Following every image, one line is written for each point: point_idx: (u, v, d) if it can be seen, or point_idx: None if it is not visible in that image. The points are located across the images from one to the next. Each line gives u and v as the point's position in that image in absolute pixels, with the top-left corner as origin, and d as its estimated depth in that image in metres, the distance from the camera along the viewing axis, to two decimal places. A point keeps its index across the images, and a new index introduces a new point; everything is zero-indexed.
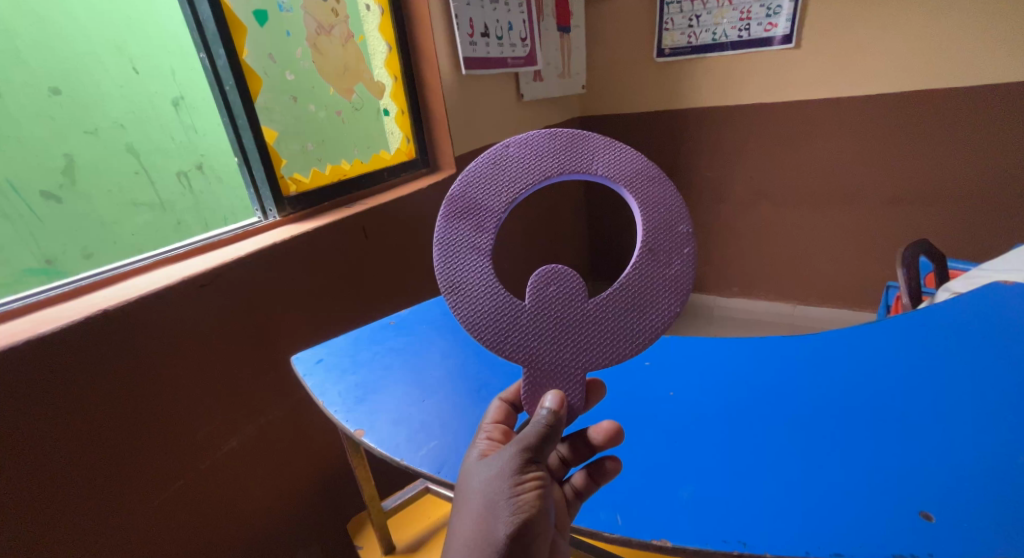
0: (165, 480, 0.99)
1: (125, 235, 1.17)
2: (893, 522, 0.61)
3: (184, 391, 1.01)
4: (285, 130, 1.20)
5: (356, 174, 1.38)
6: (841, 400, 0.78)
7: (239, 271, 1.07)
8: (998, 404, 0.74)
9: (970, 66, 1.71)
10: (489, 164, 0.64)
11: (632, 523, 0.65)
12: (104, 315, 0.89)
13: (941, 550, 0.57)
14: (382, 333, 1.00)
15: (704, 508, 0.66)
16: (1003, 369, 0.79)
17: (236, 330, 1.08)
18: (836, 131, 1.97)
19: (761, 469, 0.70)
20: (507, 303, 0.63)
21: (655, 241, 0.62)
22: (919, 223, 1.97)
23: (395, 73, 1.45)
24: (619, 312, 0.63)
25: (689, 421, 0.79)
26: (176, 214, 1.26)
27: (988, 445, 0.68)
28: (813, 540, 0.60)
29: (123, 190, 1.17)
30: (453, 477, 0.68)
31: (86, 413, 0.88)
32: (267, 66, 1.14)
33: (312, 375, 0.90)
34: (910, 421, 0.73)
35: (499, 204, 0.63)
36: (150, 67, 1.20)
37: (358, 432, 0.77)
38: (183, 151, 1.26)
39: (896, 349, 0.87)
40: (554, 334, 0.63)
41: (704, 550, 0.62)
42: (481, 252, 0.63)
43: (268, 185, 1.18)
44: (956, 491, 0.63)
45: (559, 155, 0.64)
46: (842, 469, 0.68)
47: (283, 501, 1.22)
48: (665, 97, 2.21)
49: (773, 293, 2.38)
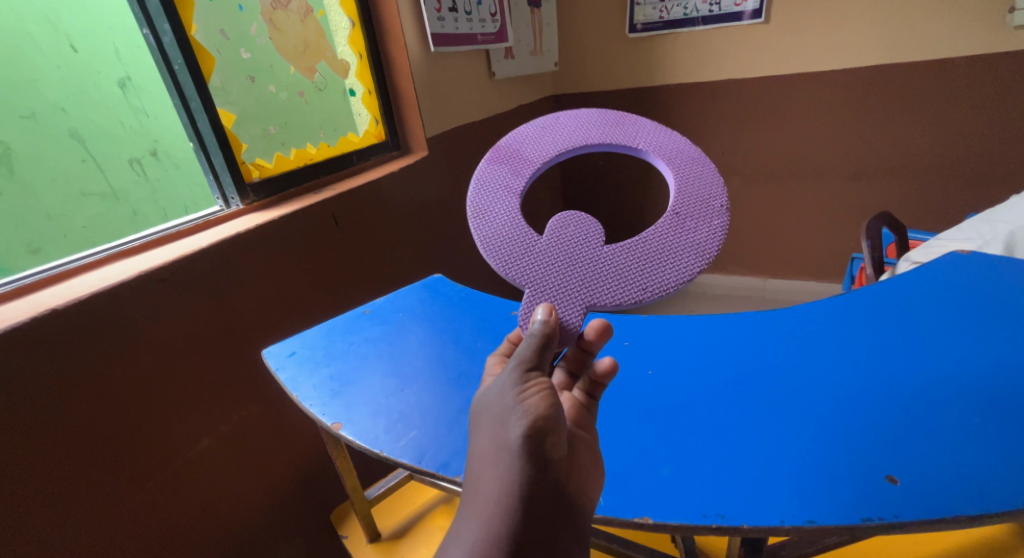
0: (134, 484, 0.94)
1: (75, 227, 1.10)
2: (861, 486, 0.62)
3: (150, 390, 0.95)
4: (243, 112, 1.13)
5: (323, 158, 1.31)
6: (817, 370, 0.79)
7: (200, 263, 1.00)
8: (966, 370, 0.75)
9: (933, 41, 1.73)
10: (540, 128, 0.71)
11: (614, 502, 0.65)
12: (55, 314, 0.83)
13: (907, 513, 0.58)
14: (357, 324, 0.94)
15: (683, 483, 0.66)
16: (968, 338, 0.80)
17: (203, 327, 1.02)
18: (805, 107, 1.98)
19: (739, 442, 0.69)
20: (527, 233, 0.64)
21: (683, 207, 0.64)
22: (883, 197, 2.01)
23: (360, 51, 1.37)
24: (633, 261, 0.62)
25: (666, 396, 0.79)
26: (131, 204, 1.19)
27: (951, 407, 0.69)
28: (787, 506, 0.61)
29: (70, 178, 1.09)
30: (433, 468, 0.64)
31: (41, 421, 0.82)
32: (219, 44, 1.07)
33: (284, 369, 0.84)
34: (879, 389, 0.74)
35: (539, 160, 0.69)
36: (90, 46, 1.11)
37: (335, 426, 0.72)
38: (134, 136, 1.18)
39: (866, 319, 0.88)
40: (566, 268, 0.62)
41: (684, 526, 0.61)
42: (514, 193, 0.68)
43: (228, 171, 1.11)
44: (922, 454, 0.64)
45: (606, 129, 0.70)
46: (817, 438, 0.68)
47: (263, 497, 1.18)
48: (639, 74, 2.18)
49: (744, 267, 2.41)
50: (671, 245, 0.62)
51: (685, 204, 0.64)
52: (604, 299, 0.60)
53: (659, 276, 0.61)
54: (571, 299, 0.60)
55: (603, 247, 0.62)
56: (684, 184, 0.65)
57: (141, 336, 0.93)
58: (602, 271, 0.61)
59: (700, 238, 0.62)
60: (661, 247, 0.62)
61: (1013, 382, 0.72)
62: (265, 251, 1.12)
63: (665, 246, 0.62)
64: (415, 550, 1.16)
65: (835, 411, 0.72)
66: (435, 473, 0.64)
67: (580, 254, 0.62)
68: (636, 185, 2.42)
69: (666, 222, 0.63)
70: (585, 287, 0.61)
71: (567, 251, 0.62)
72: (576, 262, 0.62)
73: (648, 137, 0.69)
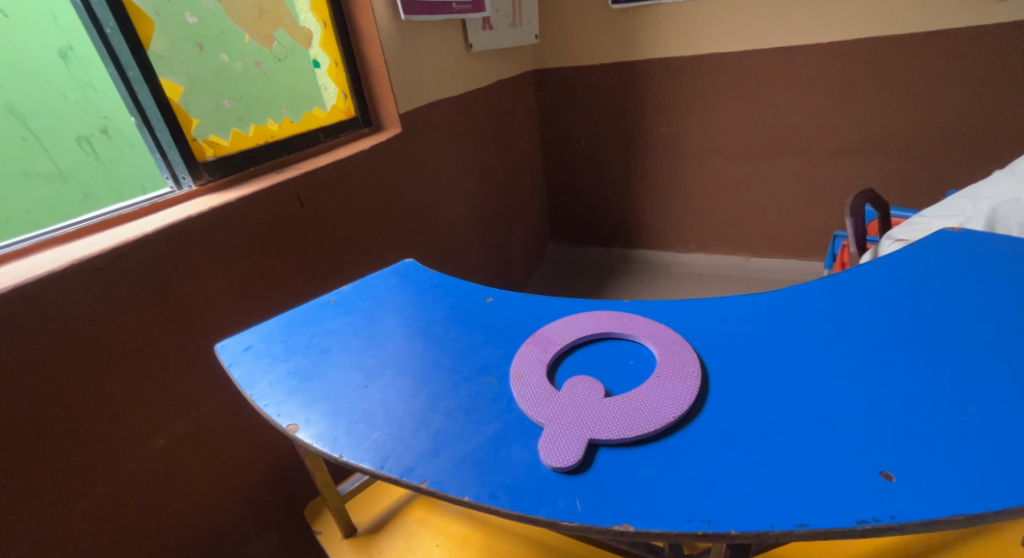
0: (80, 491, 0.85)
1: (19, 211, 1.00)
2: (847, 479, 0.47)
3: (93, 388, 0.86)
4: (191, 84, 1.02)
5: (286, 136, 1.21)
6: (803, 337, 0.65)
7: (143, 249, 0.91)
8: (980, 342, 0.60)
9: (923, 13, 1.68)
10: (565, 320, 0.72)
11: (522, 500, 0.49)
12: None
13: (907, 516, 0.43)
14: (320, 313, 0.82)
15: (623, 478, 0.50)
16: (986, 310, 0.66)
17: (151, 319, 0.93)
18: (793, 82, 1.92)
19: (701, 425, 0.54)
20: (541, 390, 0.60)
21: (664, 370, 0.60)
22: (869, 175, 1.97)
23: (324, 18, 1.26)
24: (626, 410, 0.56)
25: (620, 370, 0.63)
26: (82, 186, 1.08)
27: (962, 388, 0.54)
28: (752, 503, 0.46)
29: (9, 158, 0.99)
30: (398, 474, 0.54)
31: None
32: (159, 5, 0.95)
33: (239, 365, 0.73)
34: (877, 360, 0.60)
35: (562, 338, 0.68)
36: (22, 10, 0.99)
37: (292, 428, 0.61)
38: (81, 111, 1.07)
39: (866, 283, 0.73)
40: (569, 416, 0.56)
41: (616, 530, 0.46)
42: (539, 361, 0.64)
43: (177, 148, 1.00)
44: (928, 442, 0.49)
45: (618, 318, 0.70)
46: (800, 419, 0.53)
47: (231, 499, 1.09)
48: (623, 47, 2.09)
49: (726, 247, 2.37)
50: (650, 401, 0.56)
51: (665, 367, 0.61)
52: (601, 432, 0.53)
53: (650, 419, 0.54)
54: (569, 433, 0.54)
55: (605, 398, 0.57)
56: (669, 352, 0.63)
57: (80, 328, 0.84)
58: (603, 417, 0.55)
59: (678, 395, 0.57)
60: (653, 397, 0.57)
61: None
62: (220, 234, 1.02)
63: (652, 403, 0.56)
64: (394, 546, 1.04)
65: (823, 387, 0.57)
66: (402, 480, 0.53)
67: (588, 403, 0.57)
68: (619, 163, 2.35)
69: (649, 385, 0.59)
70: (586, 425, 0.55)
71: (570, 402, 0.58)
72: (578, 406, 0.57)
73: (647, 325, 0.69)
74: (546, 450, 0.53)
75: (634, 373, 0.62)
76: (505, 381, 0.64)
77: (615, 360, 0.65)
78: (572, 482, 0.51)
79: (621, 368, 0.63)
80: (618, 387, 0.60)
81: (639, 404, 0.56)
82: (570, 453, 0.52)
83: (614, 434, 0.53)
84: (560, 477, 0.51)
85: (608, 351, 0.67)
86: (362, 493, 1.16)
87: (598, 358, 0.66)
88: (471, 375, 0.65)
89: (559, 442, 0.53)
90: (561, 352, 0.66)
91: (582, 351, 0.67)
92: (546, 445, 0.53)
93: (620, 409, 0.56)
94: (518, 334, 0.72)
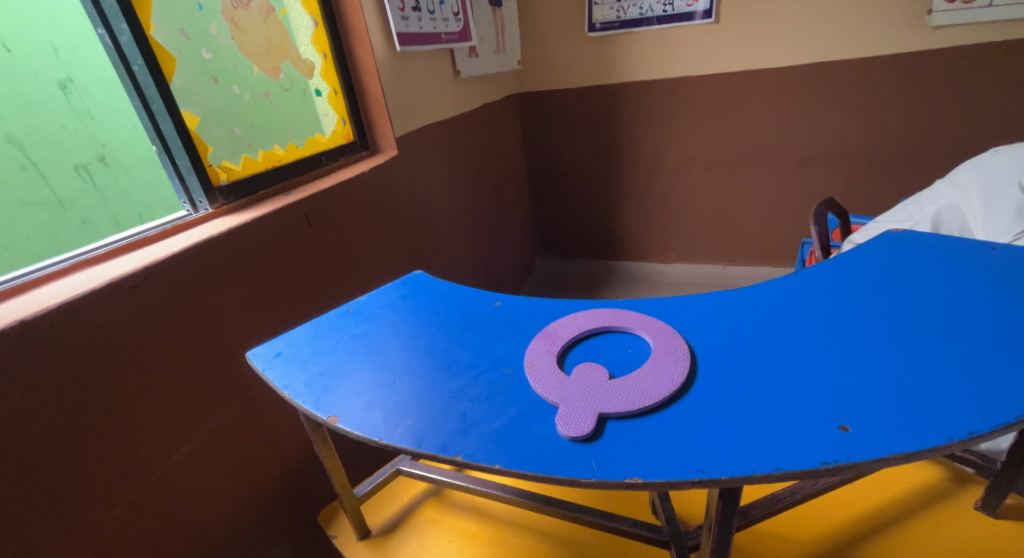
0: (111, 497, 0.90)
1: (21, 237, 1.09)
2: (813, 434, 0.56)
3: (123, 400, 0.91)
4: (206, 114, 1.09)
5: (291, 160, 1.28)
6: (775, 323, 0.75)
7: (168, 269, 0.97)
8: (920, 319, 0.71)
9: (868, 39, 1.86)
10: (570, 317, 0.81)
11: (545, 464, 0.58)
12: (27, 324, 0.79)
13: (861, 457, 0.53)
14: (342, 321, 0.90)
15: (629, 443, 0.59)
16: (924, 292, 0.77)
17: (175, 334, 0.99)
18: (756, 102, 2.08)
19: (695, 399, 0.63)
20: (555, 375, 0.69)
21: (660, 355, 0.70)
22: (830, 185, 2.14)
23: (324, 50, 1.35)
24: (630, 389, 0.65)
25: (621, 357, 0.72)
26: (79, 212, 1.18)
27: (904, 357, 0.65)
28: (738, 455, 0.55)
29: (12, 188, 1.08)
30: (433, 449, 0.61)
31: (11, 433, 0.78)
32: (179, 43, 1.02)
33: (272, 369, 0.79)
34: (837, 337, 0.70)
35: (569, 333, 0.76)
36: (28, 53, 1.13)
37: (331, 419, 0.68)
38: (79, 141, 1.18)
39: (827, 276, 0.84)
40: (580, 395, 0.65)
41: (627, 483, 0.55)
42: (549, 352, 0.73)
43: (195, 174, 1.06)
44: (875, 399, 0.59)
45: (616, 314, 0.79)
46: (775, 390, 0.63)
47: (248, 507, 1.13)
48: (599, 71, 2.23)
49: (704, 257, 2.50)
50: (649, 381, 0.65)
51: (660, 351, 0.70)
52: (610, 407, 0.62)
53: (649, 395, 0.63)
54: (582, 409, 0.62)
55: (609, 380, 0.66)
56: (662, 340, 0.72)
57: (110, 342, 0.89)
58: (609, 395, 0.64)
59: (672, 375, 0.66)
60: (651, 377, 0.66)
61: (968, 327, 0.68)
62: (237, 253, 1.09)
63: (650, 381, 0.65)
64: (409, 546, 1.09)
65: (792, 362, 0.67)
66: (437, 457, 0.61)
67: (596, 385, 0.66)
68: (599, 179, 2.48)
69: (647, 368, 0.68)
70: (596, 402, 0.63)
71: (581, 383, 0.66)
72: (587, 387, 0.66)
73: (642, 319, 0.78)
74: (563, 422, 0.61)
75: (632, 358, 0.72)
76: (521, 370, 0.72)
77: (615, 348, 0.74)
78: (587, 448, 0.59)
79: (621, 355, 0.73)
80: (620, 371, 0.69)
81: (639, 384, 0.65)
82: (583, 423, 0.61)
83: (620, 408, 0.62)
84: (577, 446, 0.59)
85: (609, 342, 0.76)
86: (374, 498, 1.21)
87: (601, 348, 0.75)
88: (488, 367, 0.74)
89: (574, 416, 0.62)
90: (568, 344, 0.75)
91: (586, 343, 0.76)
92: (562, 418, 0.62)
93: (624, 389, 0.65)
94: (527, 331, 0.80)
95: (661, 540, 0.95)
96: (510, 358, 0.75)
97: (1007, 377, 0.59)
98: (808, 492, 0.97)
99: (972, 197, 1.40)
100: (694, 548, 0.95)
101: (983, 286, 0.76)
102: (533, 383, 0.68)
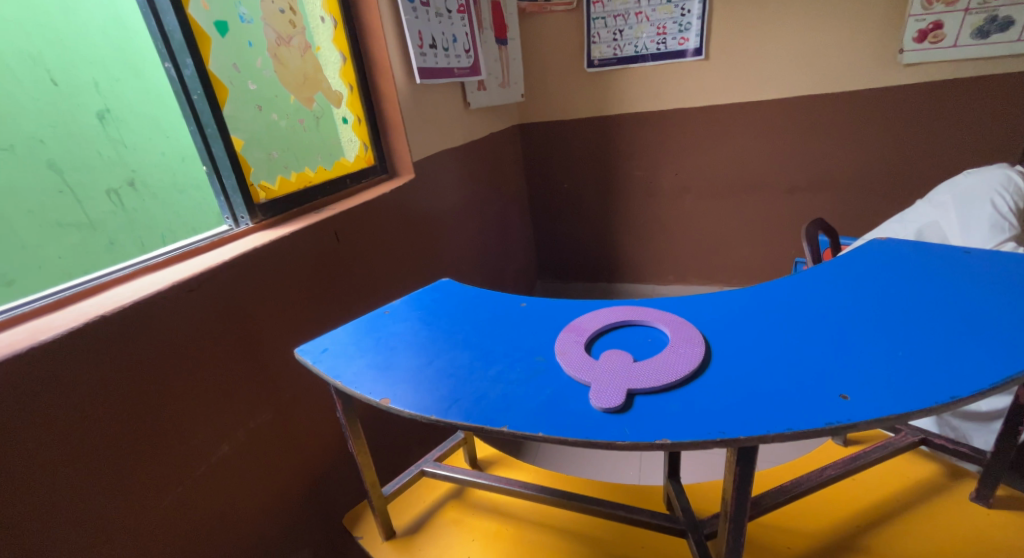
0: (162, 489, 0.95)
1: (50, 258, 1.07)
2: (817, 401, 0.65)
3: (174, 397, 0.97)
4: (250, 138, 1.19)
5: (320, 181, 1.38)
6: (776, 315, 0.84)
7: (219, 276, 1.05)
8: (903, 308, 0.81)
9: (845, 75, 2.03)
10: (592, 313, 0.90)
11: (586, 430, 0.65)
12: (100, 321, 0.86)
13: (858, 418, 0.62)
14: (380, 322, 0.97)
15: (658, 413, 0.67)
16: (906, 285, 0.87)
17: (221, 337, 1.06)
18: (745, 131, 2.23)
19: (712, 377, 0.72)
20: (585, 359, 0.77)
21: (678, 342, 0.78)
22: (817, 208, 2.27)
23: (350, 83, 1.47)
24: (653, 370, 0.73)
25: (642, 346, 0.81)
26: (108, 234, 1.16)
27: (891, 340, 0.74)
28: (753, 420, 0.64)
29: (46, 210, 1.07)
30: (481, 422, 0.69)
31: (80, 422, 0.83)
32: (231, 75, 1.14)
33: (322, 361, 0.87)
34: (831, 325, 0.79)
35: (593, 326, 0.85)
36: (69, 78, 1.12)
37: (384, 400, 0.76)
38: (112, 166, 1.17)
39: (819, 275, 0.94)
40: (610, 375, 0.73)
41: (659, 444, 0.62)
42: (577, 341, 0.82)
43: (239, 192, 1.16)
44: (868, 373, 0.68)
45: (635, 310, 0.88)
46: (780, 368, 0.72)
47: (277, 509, 1.17)
48: (598, 104, 2.38)
49: (701, 278, 2.60)
50: (671, 362, 0.74)
51: (678, 339, 0.79)
52: (638, 384, 0.70)
53: (671, 374, 0.72)
54: (613, 386, 0.70)
55: (634, 362, 0.75)
56: (679, 331, 0.81)
57: (166, 341, 0.96)
58: (636, 374, 0.72)
59: (690, 357, 0.75)
60: (671, 360, 0.74)
61: (943, 313, 0.78)
62: (275, 264, 1.17)
63: (672, 363, 0.74)
64: (434, 545, 1.13)
65: (793, 346, 0.76)
66: (484, 429, 0.68)
67: (622, 366, 0.74)
68: (598, 205, 2.59)
69: (667, 352, 0.76)
70: (625, 380, 0.71)
71: (609, 365, 0.75)
72: (615, 368, 0.74)
73: (658, 313, 0.87)
74: (597, 397, 0.69)
75: (651, 346, 0.80)
76: (552, 358, 0.80)
77: (637, 339, 0.83)
78: (620, 418, 0.67)
79: (642, 344, 0.81)
80: (641, 357, 0.78)
81: (662, 365, 0.74)
82: (614, 397, 0.69)
83: (647, 384, 0.70)
84: (611, 417, 0.67)
85: (629, 333, 0.84)
86: (398, 500, 1.26)
87: (623, 338, 0.83)
88: (522, 356, 0.82)
89: (606, 391, 0.70)
90: (593, 335, 0.83)
91: (609, 334, 0.85)
92: (595, 393, 0.70)
93: (648, 370, 0.73)
94: (554, 326, 0.89)
95: (678, 528, 1.01)
96: (543, 349, 0.83)
97: (980, 353, 0.69)
98: (811, 484, 1.05)
99: (950, 215, 1.52)
100: (711, 536, 1.01)
101: (959, 279, 0.86)
102: (564, 365, 0.76)
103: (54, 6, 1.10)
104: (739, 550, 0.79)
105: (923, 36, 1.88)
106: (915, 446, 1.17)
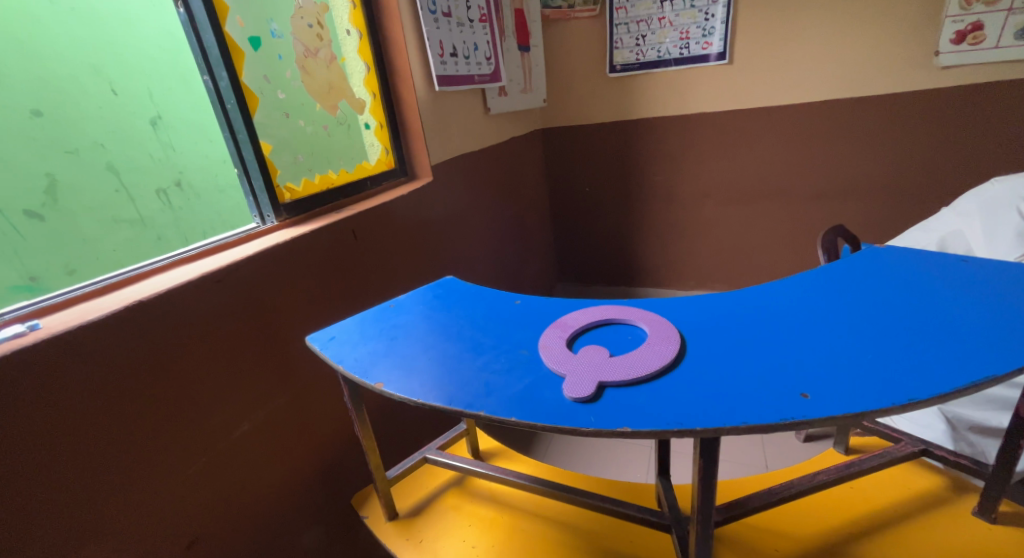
0: (186, 458, 1.05)
1: (107, 251, 1.19)
2: (777, 399, 0.68)
3: (200, 377, 1.08)
4: (278, 143, 1.29)
5: (343, 183, 1.48)
6: (757, 317, 0.86)
7: (245, 269, 1.15)
8: (884, 314, 0.82)
9: (873, 79, 1.99)
10: (580, 312, 0.94)
11: (555, 417, 0.71)
12: (139, 305, 0.98)
13: (813, 415, 0.64)
14: (385, 314, 1.05)
15: (624, 404, 0.71)
16: (892, 292, 0.87)
17: (244, 324, 1.16)
18: (769, 136, 2.21)
19: (682, 373, 0.75)
20: (565, 353, 0.82)
21: (655, 340, 0.82)
22: (843, 215, 2.22)
23: (373, 91, 1.56)
24: (626, 365, 0.77)
25: (623, 342, 0.85)
26: (156, 230, 1.29)
27: (864, 344, 0.75)
28: (712, 413, 0.67)
29: (104, 207, 1.19)
30: (461, 406, 0.75)
31: (118, 393, 0.95)
32: (262, 85, 1.24)
33: (329, 348, 0.95)
34: (808, 328, 0.81)
35: (578, 323, 0.90)
36: (127, 89, 1.25)
37: (379, 384, 0.83)
38: (161, 168, 1.30)
39: (809, 280, 0.95)
40: (584, 368, 0.78)
41: (620, 432, 0.67)
42: (561, 337, 0.87)
43: (266, 192, 1.27)
44: (833, 374, 0.70)
45: (620, 309, 0.92)
46: (748, 367, 0.75)
47: (291, 486, 1.27)
48: (621, 108, 2.40)
49: (723, 284, 2.57)
50: (644, 358, 0.78)
51: (655, 337, 0.83)
52: (609, 377, 0.75)
53: (643, 369, 0.76)
54: (586, 378, 0.75)
55: (609, 357, 0.79)
56: (658, 329, 0.85)
57: (196, 326, 1.07)
58: (609, 368, 0.77)
59: (663, 353, 0.78)
60: (645, 356, 0.78)
61: (922, 320, 0.79)
62: (296, 259, 1.26)
63: (645, 359, 0.78)
64: (432, 527, 1.21)
65: (766, 347, 0.78)
66: (465, 412, 0.74)
67: (597, 361, 0.79)
68: (620, 208, 2.61)
69: (643, 349, 0.80)
70: (598, 373, 0.76)
71: (585, 359, 0.79)
72: (591, 362, 0.79)
73: (642, 312, 0.91)
74: (570, 387, 0.74)
75: (631, 343, 0.85)
76: (536, 351, 0.86)
77: (618, 336, 0.87)
78: (589, 407, 0.71)
79: (622, 341, 0.85)
80: (618, 352, 0.82)
81: (635, 361, 0.78)
82: (586, 388, 0.73)
83: (618, 378, 0.75)
84: (580, 405, 0.72)
85: (613, 330, 0.89)
86: (403, 483, 1.34)
87: (605, 335, 0.88)
88: (508, 349, 0.87)
89: (578, 382, 0.75)
90: (577, 332, 0.88)
91: (593, 331, 0.89)
92: (568, 384, 0.75)
93: (621, 364, 0.77)
94: (542, 323, 0.94)
95: (663, 524, 1.04)
96: (529, 343, 0.88)
97: (949, 360, 0.70)
98: (801, 488, 1.05)
99: (974, 224, 1.48)
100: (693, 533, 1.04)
101: (948, 288, 0.86)
102: (545, 358, 0.82)
103: (117, 25, 1.23)
104: (708, 543, 0.82)
105: (961, 38, 1.82)
106: (918, 457, 1.16)
